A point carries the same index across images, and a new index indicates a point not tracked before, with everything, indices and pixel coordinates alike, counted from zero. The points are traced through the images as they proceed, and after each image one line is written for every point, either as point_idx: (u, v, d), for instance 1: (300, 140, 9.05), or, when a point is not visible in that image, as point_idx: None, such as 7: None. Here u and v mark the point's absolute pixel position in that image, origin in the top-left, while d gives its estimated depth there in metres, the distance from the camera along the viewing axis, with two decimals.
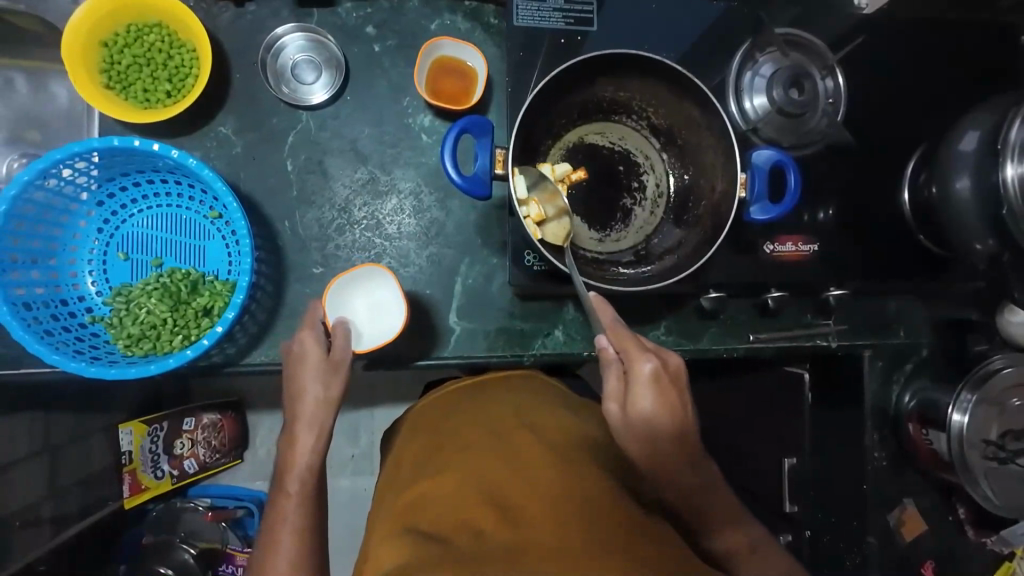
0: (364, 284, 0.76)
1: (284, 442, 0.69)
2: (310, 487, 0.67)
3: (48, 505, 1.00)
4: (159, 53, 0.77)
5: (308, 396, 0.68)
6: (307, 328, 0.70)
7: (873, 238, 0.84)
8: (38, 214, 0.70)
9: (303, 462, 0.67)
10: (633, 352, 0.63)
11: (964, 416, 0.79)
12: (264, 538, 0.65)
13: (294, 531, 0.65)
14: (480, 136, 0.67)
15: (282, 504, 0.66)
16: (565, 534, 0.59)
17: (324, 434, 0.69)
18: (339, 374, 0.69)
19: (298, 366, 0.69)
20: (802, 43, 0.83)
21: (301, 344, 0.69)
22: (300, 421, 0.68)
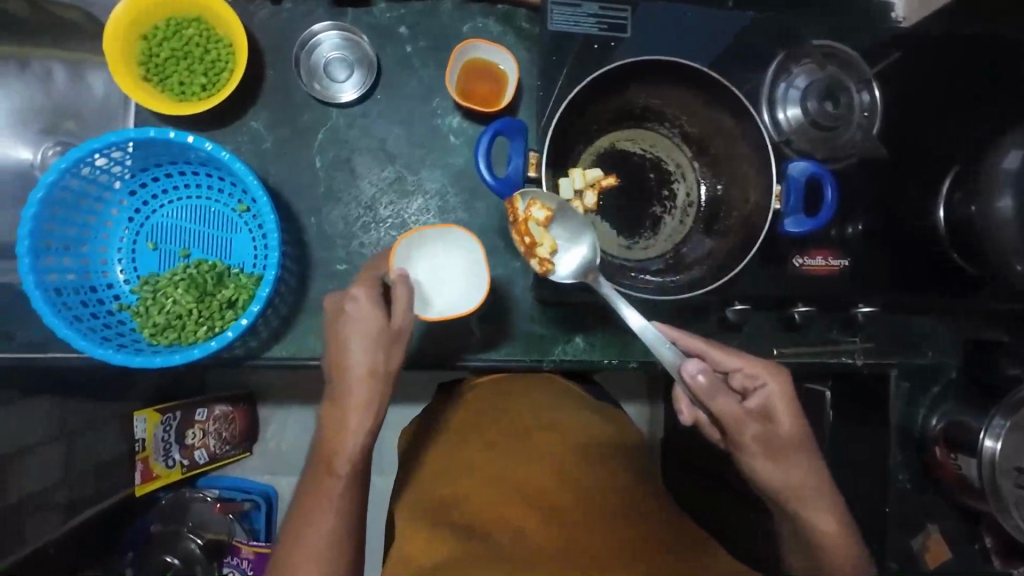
0: (432, 251, 0.74)
1: (332, 416, 0.65)
2: (358, 470, 0.65)
3: (62, 491, 1.00)
4: (197, 47, 0.78)
5: (360, 365, 0.64)
6: (361, 286, 0.65)
7: (904, 254, 0.82)
8: (73, 201, 0.72)
9: (354, 444, 0.64)
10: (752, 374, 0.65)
11: (998, 442, 0.75)
12: (302, 510, 0.65)
13: (338, 509, 0.64)
14: (513, 138, 0.67)
15: (329, 485, 0.64)
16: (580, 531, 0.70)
17: (379, 415, 0.65)
18: (398, 344, 0.65)
19: (348, 330, 0.64)
20: (840, 55, 0.82)
21: (356, 303, 0.65)
22: (354, 396, 0.64)
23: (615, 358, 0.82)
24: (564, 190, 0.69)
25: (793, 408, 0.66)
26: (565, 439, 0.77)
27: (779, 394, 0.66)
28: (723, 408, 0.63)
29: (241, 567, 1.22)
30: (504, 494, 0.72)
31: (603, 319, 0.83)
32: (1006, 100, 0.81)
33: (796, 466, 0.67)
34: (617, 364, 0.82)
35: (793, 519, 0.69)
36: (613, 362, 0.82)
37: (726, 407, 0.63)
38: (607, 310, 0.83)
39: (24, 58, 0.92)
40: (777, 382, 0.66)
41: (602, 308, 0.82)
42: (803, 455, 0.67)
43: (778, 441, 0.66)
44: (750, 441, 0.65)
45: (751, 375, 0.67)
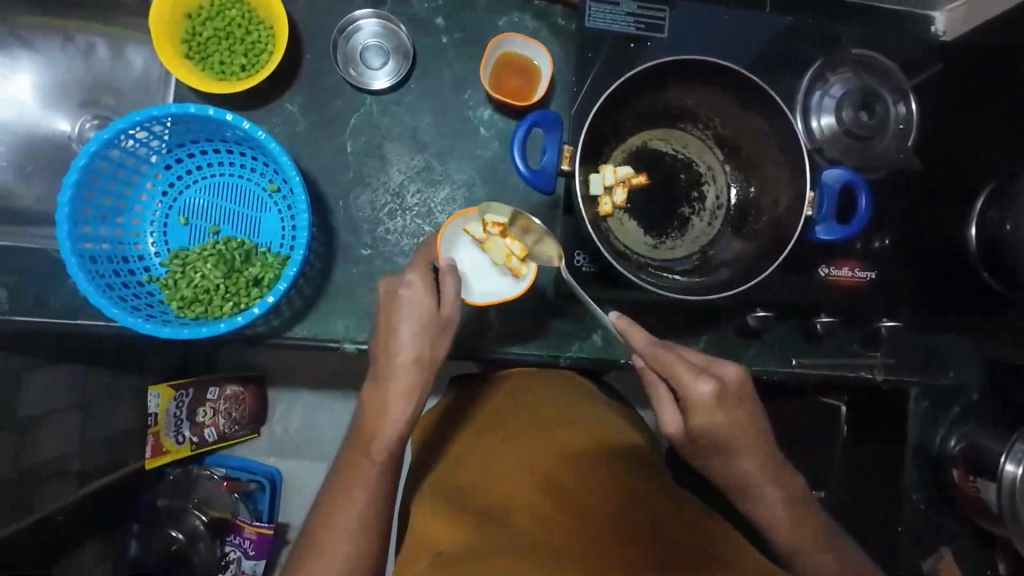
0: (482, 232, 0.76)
1: (373, 399, 0.65)
2: (395, 456, 0.66)
3: (77, 458, 1.02)
4: (238, 28, 0.80)
5: (407, 351, 0.65)
6: (417, 271, 0.67)
7: (933, 270, 0.81)
8: (112, 172, 0.73)
9: (393, 430, 0.65)
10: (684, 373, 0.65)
11: (1019, 467, 0.74)
12: (336, 491, 0.65)
13: (371, 492, 0.65)
14: (549, 131, 0.67)
15: (365, 467, 0.65)
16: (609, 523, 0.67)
17: (421, 402, 0.66)
18: (445, 333, 0.67)
19: (401, 314, 0.65)
20: (879, 65, 0.81)
21: (410, 289, 0.66)
22: (399, 382, 0.65)
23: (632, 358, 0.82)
24: (592, 186, 0.69)
25: (745, 396, 0.66)
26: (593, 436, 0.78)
27: (736, 378, 0.66)
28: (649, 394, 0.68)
29: (243, 547, 1.23)
30: (526, 482, 0.71)
31: None
32: None
33: (743, 448, 0.67)
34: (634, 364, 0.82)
35: (808, 531, 0.68)
36: (630, 361, 0.82)
37: (683, 374, 0.64)
38: None
39: (67, 32, 0.94)
40: (732, 369, 0.66)
41: None
42: (756, 438, 0.67)
43: (727, 423, 0.65)
44: (703, 418, 0.65)
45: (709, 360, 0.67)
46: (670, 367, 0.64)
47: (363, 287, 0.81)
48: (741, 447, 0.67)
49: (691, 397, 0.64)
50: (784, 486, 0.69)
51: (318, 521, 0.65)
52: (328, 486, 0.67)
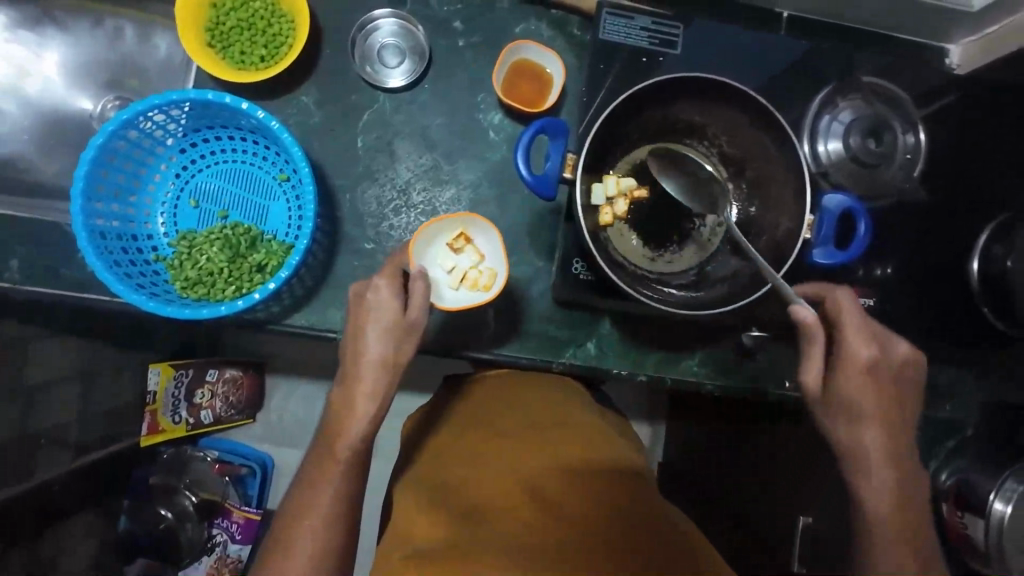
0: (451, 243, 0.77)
1: (340, 398, 0.67)
2: (359, 455, 0.67)
3: (76, 429, 1.03)
4: (261, 20, 0.82)
5: (373, 355, 0.65)
6: (385, 277, 0.66)
7: (933, 302, 0.81)
8: (128, 152, 0.75)
9: (357, 430, 0.66)
10: (857, 338, 0.66)
11: (1007, 506, 0.74)
12: (302, 491, 0.66)
13: (335, 493, 0.66)
14: (555, 138, 0.68)
15: (329, 468, 0.66)
16: (585, 524, 0.66)
17: (385, 403, 0.67)
18: (410, 338, 0.66)
19: (368, 318, 0.66)
20: (889, 94, 0.81)
21: (377, 294, 0.66)
22: (364, 383, 0.66)
23: (625, 369, 0.83)
24: (595, 195, 0.70)
25: (903, 377, 0.68)
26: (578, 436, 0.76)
27: (907, 359, 0.68)
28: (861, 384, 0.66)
29: (230, 530, 1.25)
30: (507, 482, 0.71)
31: (617, 327, 0.84)
32: None
33: (873, 417, 0.66)
34: (626, 374, 0.82)
35: None
36: (623, 372, 0.82)
37: (848, 336, 0.67)
38: (623, 320, 0.83)
39: (98, 14, 0.97)
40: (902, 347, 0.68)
41: (616, 316, 0.83)
42: (891, 414, 0.67)
43: (901, 394, 0.68)
44: (850, 380, 0.66)
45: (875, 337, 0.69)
46: (843, 332, 0.67)
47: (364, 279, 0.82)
48: (887, 420, 0.67)
49: (850, 359, 0.66)
50: (893, 465, 0.67)
51: (287, 516, 0.66)
52: (298, 480, 0.68)
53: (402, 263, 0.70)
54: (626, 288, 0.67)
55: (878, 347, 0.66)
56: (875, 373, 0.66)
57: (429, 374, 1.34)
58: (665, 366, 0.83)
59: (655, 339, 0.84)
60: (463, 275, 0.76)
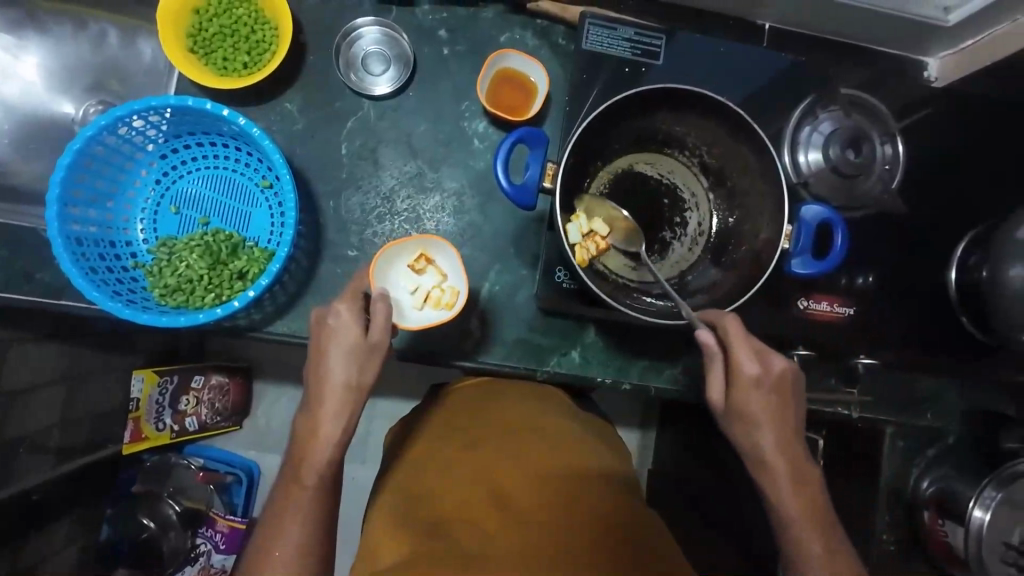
0: (411, 265, 0.78)
1: (305, 422, 0.66)
2: (327, 479, 0.66)
3: (56, 436, 1.01)
4: (244, 26, 0.82)
5: (338, 378, 0.65)
6: (346, 301, 0.66)
7: (912, 311, 0.82)
8: (106, 158, 0.74)
9: (324, 454, 0.65)
10: (740, 355, 0.65)
11: (986, 513, 0.76)
12: (272, 518, 0.66)
13: (303, 520, 0.65)
14: (534, 148, 0.69)
15: (297, 494, 0.65)
16: (545, 535, 0.67)
17: (351, 424, 0.66)
18: (374, 358, 0.66)
19: (330, 342, 0.65)
20: (868, 105, 0.83)
21: (338, 318, 0.66)
22: (327, 406, 0.65)
23: (609, 377, 0.83)
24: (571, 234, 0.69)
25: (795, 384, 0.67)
26: (554, 446, 0.77)
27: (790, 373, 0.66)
28: (748, 400, 0.65)
29: (214, 539, 1.22)
30: (474, 494, 0.71)
31: (602, 336, 0.84)
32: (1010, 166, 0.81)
33: (767, 425, 0.66)
34: (609, 383, 0.82)
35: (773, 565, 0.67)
36: (606, 380, 0.82)
37: (741, 360, 0.65)
38: (607, 328, 0.83)
39: (81, 18, 0.96)
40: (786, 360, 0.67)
41: (600, 324, 0.83)
42: (782, 420, 0.66)
43: (787, 408, 0.67)
44: (743, 397, 0.65)
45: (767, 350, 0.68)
46: (732, 351, 0.65)
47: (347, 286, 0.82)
48: (782, 424, 0.66)
49: (739, 377, 0.65)
50: (791, 461, 0.67)
51: (258, 542, 0.66)
52: (271, 502, 0.68)
53: (364, 287, 0.69)
54: (612, 300, 0.67)
55: (765, 363, 0.65)
56: (770, 392, 0.65)
57: (415, 381, 1.33)
58: (650, 374, 0.83)
59: (640, 347, 0.84)
60: (427, 294, 0.77)
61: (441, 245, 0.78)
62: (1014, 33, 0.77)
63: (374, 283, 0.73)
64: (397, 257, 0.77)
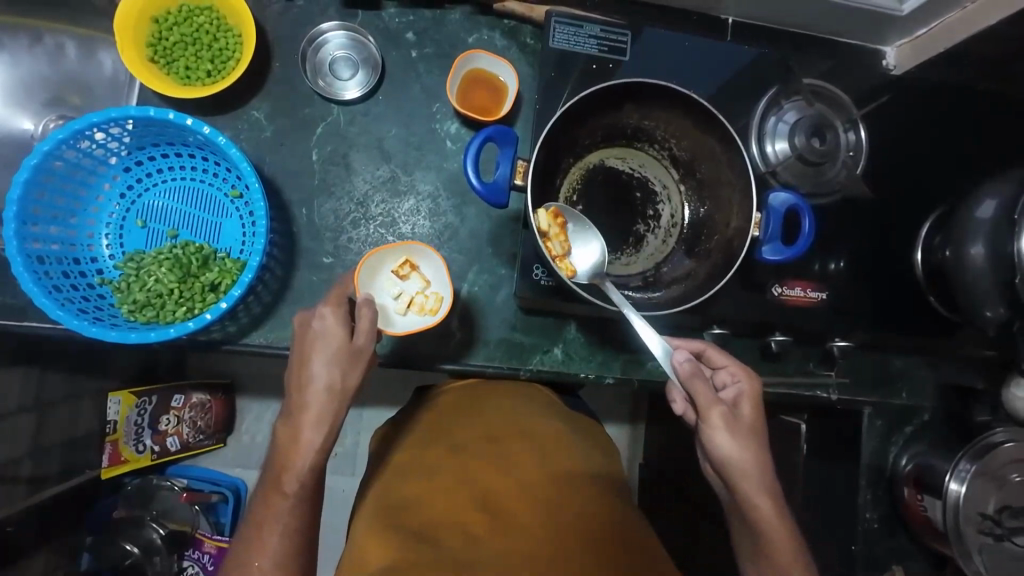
0: (394, 270, 0.77)
1: (285, 430, 0.64)
2: (308, 488, 0.64)
3: (27, 465, 0.98)
4: (206, 34, 0.80)
5: (321, 383, 0.63)
6: (331, 305, 0.65)
7: (883, 292, 0.84)
8: (67, 173, 0.72)
9: (303, 463, 0.63)
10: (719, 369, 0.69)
11: (962, 486, 0.76)
12: (250, 527, 0.64)
13: (283, 528, 0.63)
14: (504, 145, 0.69)
15: (276, 502, 0.63)
16: (530, 544, 0.67)
17: (334, 431, 0.64)
18: (359, 363, 0.64)
19: (314, 346, 0.64)
20: (830, 95, 0.85)
21: (323, 322, 0.64)
22: (309, 412, 0.63)
23: (591, 372, 0.83)
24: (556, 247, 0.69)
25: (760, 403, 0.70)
26: (540, 445, 0.77)
27: (751, 395, 0.70)
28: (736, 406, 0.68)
29: (202, 561, 1.20)
30: (460, 499, 0.71)
31: (583, 331, 0.84)
32: (968, 147, 0.84)
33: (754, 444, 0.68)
34: (593, 378, 0.83)
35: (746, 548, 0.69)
36: (589, 375, 0.82)
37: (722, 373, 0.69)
38: (587, 324, 0.84)
39: (36, 32, 0.93)
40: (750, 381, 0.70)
41: (581, 320, 0.83)
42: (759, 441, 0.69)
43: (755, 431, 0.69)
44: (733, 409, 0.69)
45: (733, 372, 0.71)
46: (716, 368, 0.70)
47: (325, 294, 0.81)
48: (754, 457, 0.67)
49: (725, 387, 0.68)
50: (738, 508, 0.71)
51: (238, 555, 0.63)
52: (248, 514, 0.65)
53: (348, 291, 0.69)
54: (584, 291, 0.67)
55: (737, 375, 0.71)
56: (733, 411, 0.69)
57: (401, 388, 1.31)
58: (632, 368, 0.84)
59: (619, 342, 0.84)
60: (410, 300, 0.76)
61: (424, 249, 0.77)
62: (965, 19, 0.80)
63: (358, 288, 0.72)
64: (382, 261, 0.77)
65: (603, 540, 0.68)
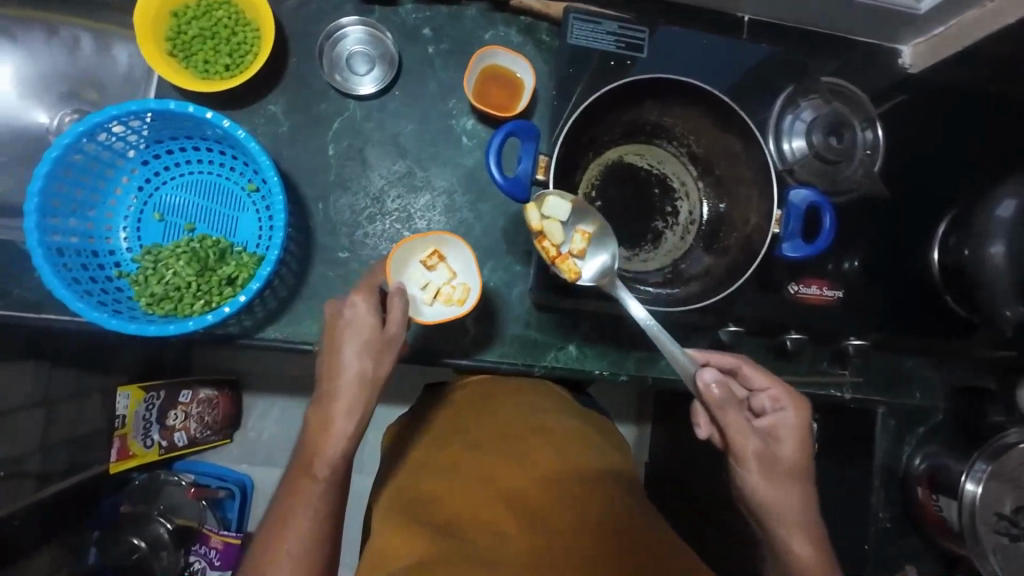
0: (421, 260, 0.76)
1: (317, 417, 0.64)
2: (339, 473, 0.64)
3: (35, 460, 0.98)
4: (224, 29, 0.80)
5: (352, 371, 0.63)
6: (361, 293, 0.65)
7: (898, 292, 0.84)
8: (86, 166, 0.73)
9: (335, 449, 0.63)
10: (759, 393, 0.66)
11: (978, 486, 0.76)
12: (277, 516, 0.63)
13: (313, 516, 0.63)
14: (526, 140, 0.69)
15: (306, 487, 0.63)
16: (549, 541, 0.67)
17: (364, 420, 0.64)
18: (390, 351, 0.65)
19: (345, 334, 0.64)
20: (847, 93, 0.85)
21: (353, 310, 0.64)
22: (341, 400, 0.63)
23: (606, 370, 0.83)
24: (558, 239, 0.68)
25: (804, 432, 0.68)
26: (557, 441, 0.77)
27: (789, 423, 0.67)
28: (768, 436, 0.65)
29: (208, 556, 1.19)
30: (479, 495, 0.71)
31: (598, 329, 0.84)
32: (985, 147, 0.84)
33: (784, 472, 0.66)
34: (607, 375, 0.82)
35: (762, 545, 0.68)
36: (604, 373, 0.82)
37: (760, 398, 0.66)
38: (602, 321, 0.84)
39: (51, 26, 0.94)
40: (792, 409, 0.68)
41: (596, 317, 0.83)
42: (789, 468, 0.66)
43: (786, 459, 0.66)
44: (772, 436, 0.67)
45: (774, 397, 0.69)
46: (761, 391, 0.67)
47: (340, 289, 0.81)
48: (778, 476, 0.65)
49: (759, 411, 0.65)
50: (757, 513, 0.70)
51: (264, 543, 0.63)
52: (277, 501, 0.65)
53: (378, 281, 0.69)
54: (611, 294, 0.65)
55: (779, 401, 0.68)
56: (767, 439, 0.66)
57: (409, 386, 1.31)
58: (646, 365, 0.84)
59: (634, 339, 0.84)
60: (437, 291, 0.75)
61: (453, 239, 0.77)
62: (982, 19, 0.79)
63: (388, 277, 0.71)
64: (409, 252, 0.76)
65: (622, 536, 0.68)
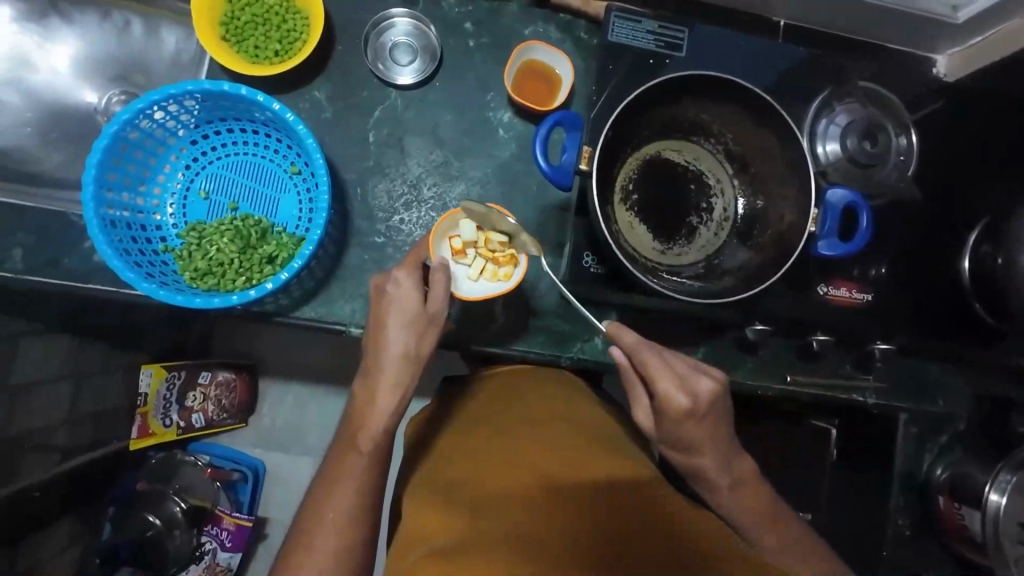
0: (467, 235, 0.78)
1: (364, 390, 0.66)
2: (377, 446, 0.65)
3: (62, 433, 1.01)
4: (276, 16, 0.83)
5: (397, 346, 0.65)
6: (405, 270, 0.67)
7: (926, 298, 0.84)
8: (140, 142, 0.75)
9: (380, 424, 0.66)
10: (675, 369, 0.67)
11: (1003, 497, 0.78)
12: (324, 485, 0.66)
13: (360, 488, 0.65)
14: (570, 130, 0.73)
15: (352, 461, 0.65)
16: (576, 519, 0.64)
17: (404, 398, 0.66)
18: (432, 330, 0.66)
19: (390, 309, 0.66)
20: (882, 99, 0.86)
21: (397, 286, 0.66)
22: (386, 374, 0.65)
23: None
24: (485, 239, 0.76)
25: (721, 402, 0.69)
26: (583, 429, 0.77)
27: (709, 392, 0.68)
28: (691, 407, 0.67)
29: (220, 538, 1.20)
30: (507, 474, 0.70)
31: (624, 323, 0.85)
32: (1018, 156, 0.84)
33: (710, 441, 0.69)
34: None
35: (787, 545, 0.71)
36: None
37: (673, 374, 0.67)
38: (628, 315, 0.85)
39: (106, 10, 0.97)
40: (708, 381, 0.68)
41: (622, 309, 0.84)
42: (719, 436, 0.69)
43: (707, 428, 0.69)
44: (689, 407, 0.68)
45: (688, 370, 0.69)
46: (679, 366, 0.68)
47: (372, 273, 0.82)
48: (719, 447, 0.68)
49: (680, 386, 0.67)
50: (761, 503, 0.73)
51: (307, 512, 0.65)
52: (321, 473, 0.68)
53: (422, 256, 0.70)
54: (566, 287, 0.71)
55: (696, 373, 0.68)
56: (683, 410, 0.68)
57: (427, 376, 1.33)
58: None
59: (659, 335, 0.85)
60: (483, 266, 0.76)
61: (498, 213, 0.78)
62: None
63: (432, 253, 0.73)
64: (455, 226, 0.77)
65: (656, 515, 0.65)
